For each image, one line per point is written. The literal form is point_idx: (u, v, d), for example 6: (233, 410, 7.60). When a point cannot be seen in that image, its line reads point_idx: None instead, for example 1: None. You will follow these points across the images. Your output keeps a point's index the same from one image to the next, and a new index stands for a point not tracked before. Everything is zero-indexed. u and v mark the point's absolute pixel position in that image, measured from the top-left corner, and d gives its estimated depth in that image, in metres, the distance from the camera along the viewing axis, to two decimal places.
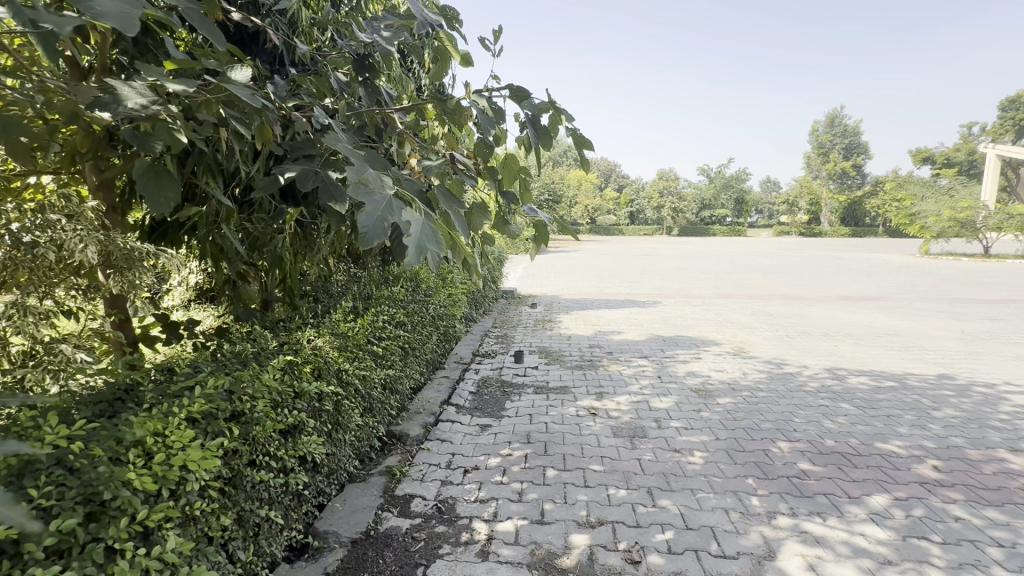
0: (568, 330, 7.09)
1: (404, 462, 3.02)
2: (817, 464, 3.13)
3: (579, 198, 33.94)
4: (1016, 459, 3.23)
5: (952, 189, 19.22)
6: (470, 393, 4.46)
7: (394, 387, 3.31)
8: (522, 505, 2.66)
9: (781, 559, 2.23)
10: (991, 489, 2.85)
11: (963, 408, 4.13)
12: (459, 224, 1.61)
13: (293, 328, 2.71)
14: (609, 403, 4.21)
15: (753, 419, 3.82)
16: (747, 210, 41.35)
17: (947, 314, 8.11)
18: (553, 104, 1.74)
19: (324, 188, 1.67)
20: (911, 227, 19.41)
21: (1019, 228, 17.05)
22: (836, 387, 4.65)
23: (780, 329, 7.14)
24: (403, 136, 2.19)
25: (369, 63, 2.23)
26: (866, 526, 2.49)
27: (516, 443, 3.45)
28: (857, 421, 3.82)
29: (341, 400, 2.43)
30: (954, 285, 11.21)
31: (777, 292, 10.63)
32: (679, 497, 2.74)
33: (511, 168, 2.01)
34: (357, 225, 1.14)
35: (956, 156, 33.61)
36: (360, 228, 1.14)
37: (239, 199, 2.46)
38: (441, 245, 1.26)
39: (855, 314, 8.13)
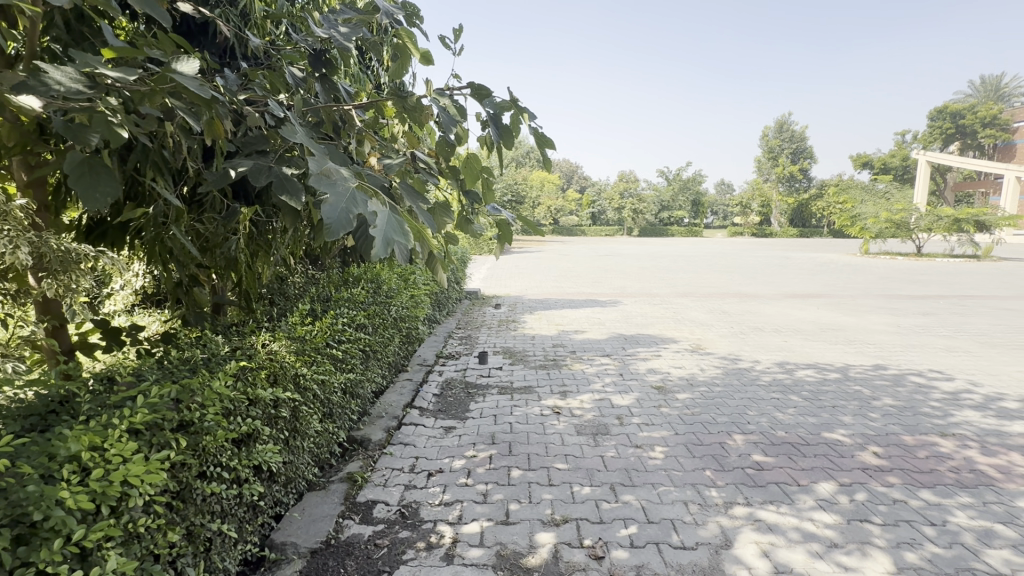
0: (531, 330, 7.12)
1: (365, 468, 2.95)
2: (769, 454, 3.28)
3: (542, 199, 34.17)
4: (945, 443, 3.48)
5: (889, 193, 20.48)
6: (433, 396, 4.41)
7: (355, 391, 3.23)
8: (487, 506, 2.65)
9: (736, 547, 2.32)
10: (924, 472, 3.06)
11: (899, 397, 4.42)
12: (425, 219, 1.59)
13: (247, 332, 2.61)
14: (572, 401, 4.26)
15: (710, 413, 3.95)
16: (703, 211, 42.79)
17: (885, 309, 8.66)
18: (515, 103, 1.75)
19: (279, 183, 1.60)
20: (852, 228, 20.58)
21: (947, 229, 18.37)
22: (786, 380, 4.87)
23: (734, 326, 7.43)
24: (363, 134, 2.15)
25: (325, 59, 2.17)
26: (814, 511, 2.62)
27: (481, 444, 3.44)
28: (805, 412, 4.02)
29: (298, 406, 2.35)
30: (891, 283, 11.97)
31: (732, 291, 11.04)
32: (641, 491, 2.80)
33: (473, 167, 2.01)
34: (320, 216, 1.10)
35: (891, 162, 35.90)
36: (323, 219, 1.11)
37: (187, 199, 2.34)
38: (408, 237, 1.25)
39: (803, 311, 8.54)
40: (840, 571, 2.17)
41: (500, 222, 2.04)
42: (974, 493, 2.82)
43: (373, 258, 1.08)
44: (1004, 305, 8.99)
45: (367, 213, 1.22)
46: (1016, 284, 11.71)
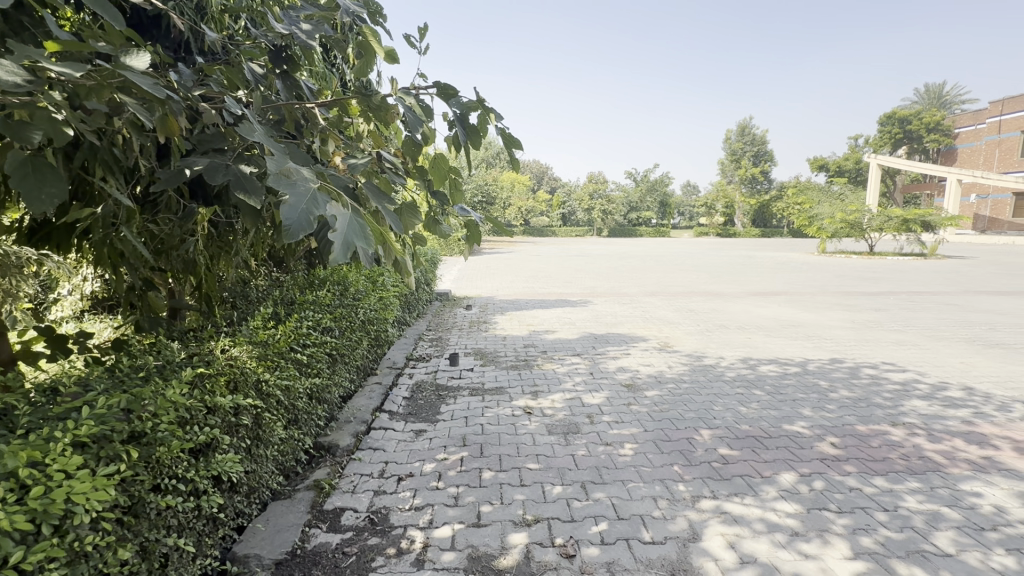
0: (503, 331, 7.12)
1: (333, 475, 2.88)
2: (734, 447, 3.37)
3: (512, 200, 34.27)
4: (897, 432, 3.65)
5: (843, 195, 21.43)
6: (404, 399, 4.35)
7: (321, 396, 3.15)
8: (458, 509, 2.62)
9: (704, 540, 2.38)
10: (877, 460, 3.21)
11: (854, 389, 4.62)
12: (391, 221, 1.56)
13: (205, 337, 2.51)
14: (544, 401, 4.28)
15: (678, 410, 4.04)
16: (670, 211, 43.80)
17: (840, 306, 9.05)
18: (481, 103, 1.74)
19: (237, 183, 1.55)
20: (809, 228, 21.44)
21: (897, 229, 19.36)
22: (749, 376, 5.02)
23: (700, 323, 7.62)
24: (327, 133, 2.10)
25: (286, 55, 2.10)
26: (777, 502, 2.71)
27: (452, 446, 3.41)
28: (767, 406, 4.15)
29: (261, 413, 2.27)
30: (846, 280, 12.52)
31: (698, 289, 11.32)
32: (612, 488, 2.83)
33: (441, 168, 1.99)
34: (278, 218, 1.06)
35: (845, 165, 37.61)
36: (281, 222, 1.07)
37: (141, 199, 2.23)
38: (370, 241, 1.21)
39: (766, 308, 8.84)
40: (801, 558, 2.25)
41: (469, 224, 2.02)
42: (923, 479, 2.97)
43: (334, 262, 1.05)
44: (948, 300, 9.54)
45: (328, 216, 1.18)
46: (959, 280, 12.43)
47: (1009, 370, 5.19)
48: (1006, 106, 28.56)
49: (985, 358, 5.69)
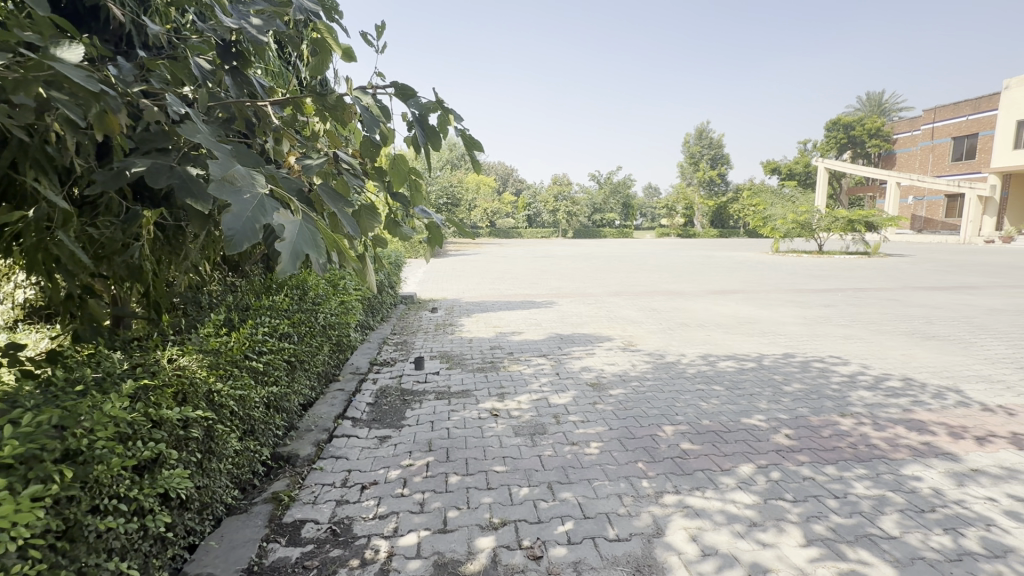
0: (469, 333, 7.09)
1: (292, 486, 2.78)
2: (695, 442, 3.46)
3: (478, 202, 34.17)
4: (845, 422, 3.84)
5: (794, 197, 22.45)
6: (367, 405, 4.26)
7: (279, 404, 3.04)
8: (424, 516, 2.58)
9: (667, 535, 2.42)
10: (828, 449, 3.36)
11: (806, 382, 4.84)
12: (348, 225, 1.52)
13: (151, 347, 2.37)
14: (510, 403, 4.28)
15: (641, 407, 4.12)
16: (632, 213, 44.75)
17: (793, 302, 9.47)
18: (440, 104, 1.72)
19: (182, 187, 1.47)
20: (764, 229, 22.35)
21: (842, 229, 20.43)
22: (709, 372, 5.17)
23: (663, 322, 7.81)
24: (281, 132, 2.03)
25: (236, 51, 2.03)
26: (736, 493, 2.80)
27: (417, 452, 3.36)
28: (726, 401, 4.28)
29: (213, 425, 2.17)
30: (798, 278, 13.11)
31: (660, 289, 11.60)
32: (578, 488, 2.85)
33: (401, 169, 1.95)
34: (221, 227, 1.03)
35: (795, 169, 39.46)
36: (225, 230, 1.03)
37: (78, 201, 2.09)
38: (321, 250, 1.18)
39: (724, 306, 9.15)
40: (759, 548, 2.33)
41: (431, 226, 1.99)
42: (869, 466, 3.13)
43: (280, 272, 1.02)
44: (889, 296, 10.14)
45: (276, 224, 1.15)
46: (899, 276, 13.23)
47: (943, 360, 5.56)
48: (938, 114, 30.67)
49: (922, 349, 6.07)
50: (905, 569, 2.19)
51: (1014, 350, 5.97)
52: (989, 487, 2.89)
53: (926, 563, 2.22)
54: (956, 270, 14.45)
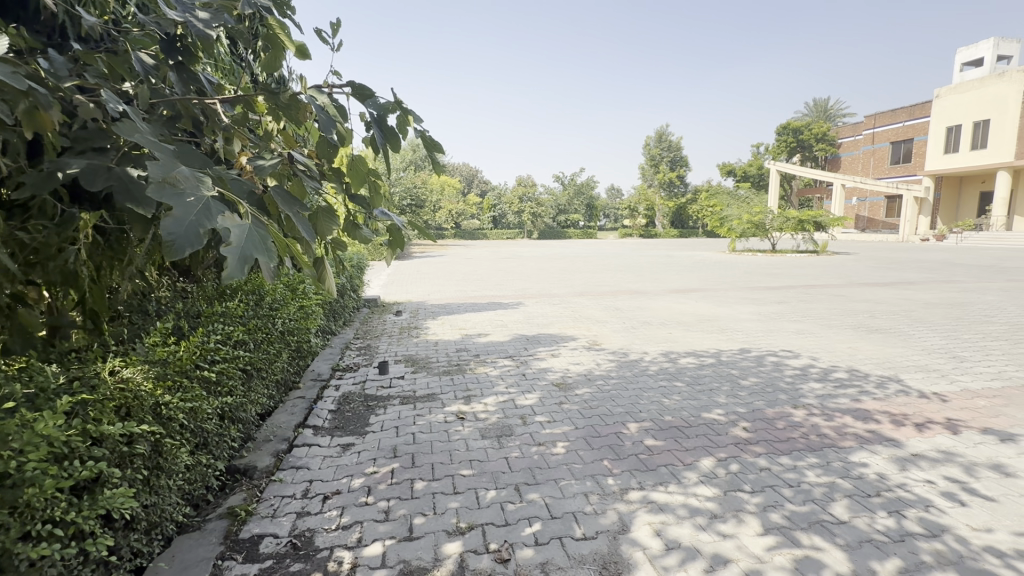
0: (434, 336, 7.01)
1: (250, 500, 2.67)
2: (659, 438, 3.54)
3: (442, 203, 33.90)
4: (798, 413, 4.01)
5: (749, 198, 23.34)
6: (329, 412, 4.14)
7: (234, 415, 2.91)
8: (389, 524, 2.53)
9: (632, 531, 2.47)
10: (782, 440, 3.51)
11: (762, 376, 5.03)
12: (303, 229, 1.47)
13: (91, 359, 2.23)
14: (477, 405, 4.25)
15: (607, 406, 4.18)
16: (596, 214, 45.43)
17: (749, 300, 9.84)
18: (399, 105, 1.69)
19: (121, 188, 1.38)
20: (721, 229, 23.11)
21: (794, 229, 21.40)
22: (671, 369, 5.30)
23: (626, 321, 7.95)
24: (232, 131, 1.95)
25: (182, 46, 1.91)
26: (698, 487, 2.87)
27: (381, 458, 3.29)
28: (687, 396, 4.40)
29: (161, 440, 2.06)
30: (753, 277, 13.63)
31: (623, 288, 11.82)
32: (545, 488, 2.86)
33: (360, 170, 1.91)
34: (161, 232, 0.97)
35: (750, 171, 41.04)
36: (165, 235, 0.98)
37: (6, 203, 1.92)
38: (272, 254, 1.14)
39: (684, 304, 9.40)
40: (720, 539, 2.40)
41: (392, 228, 1.95)
42: (820, 455, 3.29)
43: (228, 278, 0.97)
44: (836, 292, 10.68)
45: (222, 228, 1.10)
46: (845, 274, 13.96)
47: (885, 352, 5.90)
48: (878, 120, 32.59)
49: (867, 342, 6.42)
50: (854, 552, 2.30)
51: (948, 341, 6.40)
52: (927, 470, 3.08)
53: (872, 545, 2.35)
54: (896, 267, 15.39)
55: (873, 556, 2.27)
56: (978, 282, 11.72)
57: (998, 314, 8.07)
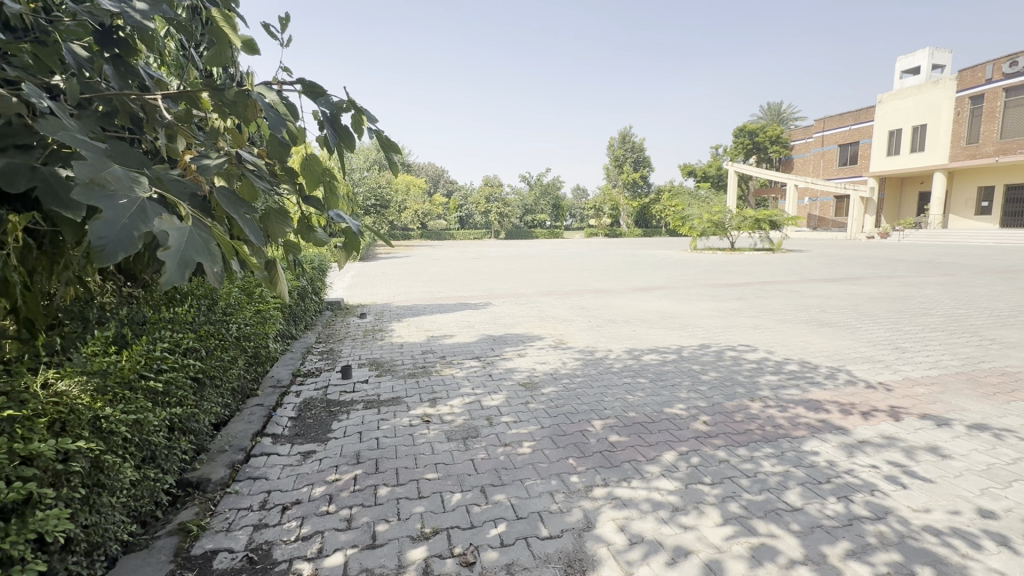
0: (400, 339, 6.90)
1: (202, 514, 2.55)
2: (623, 435, 3.59)
3: (407, 203, 33.46)
4: (755, 405, 4.16)
5: (709, 198, 24.05)
6: (290, 419, 4.01)
7: (185, 426, 2.78)
8: (351, 532, 2.47)
9: (597, 527, 2.49)
10: (740, 432, 3.62)
11: (721, 370, 5.19)
12: (251, 233, 1.40)
13: (20, 370, 2.08)
14: (442, 408, 4.21)
15: (572, 404, 4.21)
16: (562, 213, 45.86)
17: (709, 297, 10.15)
18: (352, 104, 1.64)
19: (48, 190, 1.29)
20: (682, 228, 23.73)
21: (751, 228, 22.20)
22: (635, 366, 5.40)
23: (591, 320, 8.06)
24: (175, 129, 1.85)
25: (118, 38, 1.77)
26: (660, 481, 2.93)
27: (344, 465, 3.21)
28: (650, 392, 4.49)
29: (101, 455, 1.93)
30: (713, 274, 14.06)
31: (589, 287, 11.96)
32: (510, 489, 2.86)
33: (313, 171, 1.85)
34: (89, 235, 0.90)
35: (709, 172, 42.33)
36: (94, 238, 0.91)
37: None
38: (215, 257, 1.08)
39: (647, 302, 9.60)
40: (681, 531, 2.45)
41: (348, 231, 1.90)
42: (775, 445, 3.41)
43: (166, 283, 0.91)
44: (790, 288, 11.14)
45: (160, 230, 1.04)
46: (798, 270, 14.59)
47: (835, 345, 6.19)
48: (827, 124, 34.23)
49: (818, 335, 6.73)
50: (807, 537, 2.40)
51: (891, 333, 6.79)
52: (872, 455, 3.25)
53: (823, 530, 2.45)
54: (844, 263, 16.20)
55: (823, 541, 2.37)
56: (918, 277, 12.48)
57: (936, 306, 8.61)
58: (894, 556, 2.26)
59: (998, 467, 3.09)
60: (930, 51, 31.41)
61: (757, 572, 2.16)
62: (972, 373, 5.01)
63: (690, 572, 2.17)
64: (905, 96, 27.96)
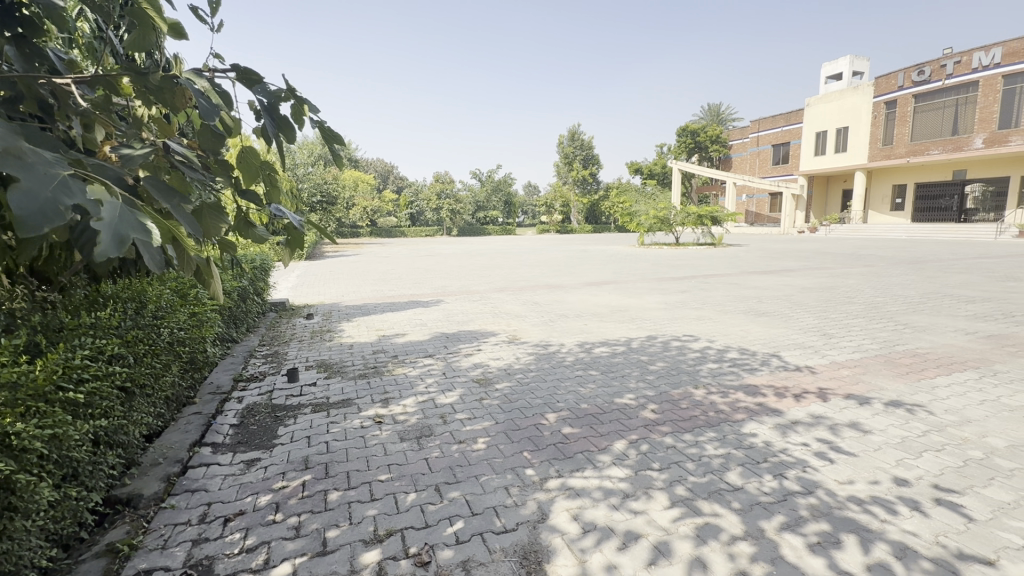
0: (350, 339, 6.72)
1: (134, 533, 2.38)
2: (575, 426, 3.67)
3: (355, 200, 32.51)
4: (698, 392, 4.36)
5: (655, 195, 24.89)
6: (231, 427, 3.81)
7: (111, 439, 2.58)
8: (300, 540, 2.38)
9: (551, 518, 2.53)
10: (686, 418, 3.80)
11: (668, 360, 5.41)
12: (185, 221, 1.34)
13: None
14: (395, 407, 4.14)
15: (526, 398, 4.26)
16: (514, 210, 46.10)
17: (656, 290, 10.52)
18: (292, 93, 1.58)
19: None
20: (630, 224, 24.41)
21: (694, 223, 23.16)
22: (586, 359, 5.52)
23: (544, 315, 8.16)
24: (93, 117, 1.70)
25: (21, 16, 1.60)
26: (611, 469, 3.02)
27: (291, 472, 3.09)
28: (601, 384, 4.60)
29: (13, 475, 1.77)
30: (660, 268, 14.58)
31: (542, 283, 12.10)
32: (466, 486, 2.85)
33: (252, 162, 1.75)
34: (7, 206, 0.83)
35: (655, 169, 43.80)
36: (13, 210, 0.83)
37: None
38: (148, 233, 1.03)
39: (598, 296, 9.82)
40: (632, 516, 2.54)
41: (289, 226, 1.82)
42: (717, 429, 3.59)
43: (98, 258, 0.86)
44: (730, 280, 11.73)
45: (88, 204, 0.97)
46: (737, 264, 15.39)
47: (770, 333, 6.59)
48: (761, 125, 36.25)
49: (755, 324, 7.13)
50: (747, 514, 2.54)
51: (819, 320, 7.30)
52: (803, 434, 3.49)
53: (762, 507, 2.61)
54: (778, 257, 17.24)
55: (762, 517, 2.52)
56: (842, 268, 13.47)
57: (858, 295, 9.32)
58: (823, 525, 2.44)
59: (911, 439, 3.40)
60: (850, 59, 33.89)
61: (702, 550, 2.27)
62: (889, 355, 5.47)
63: (640, 555, 2.25)
64: (829, 100, 30.04)
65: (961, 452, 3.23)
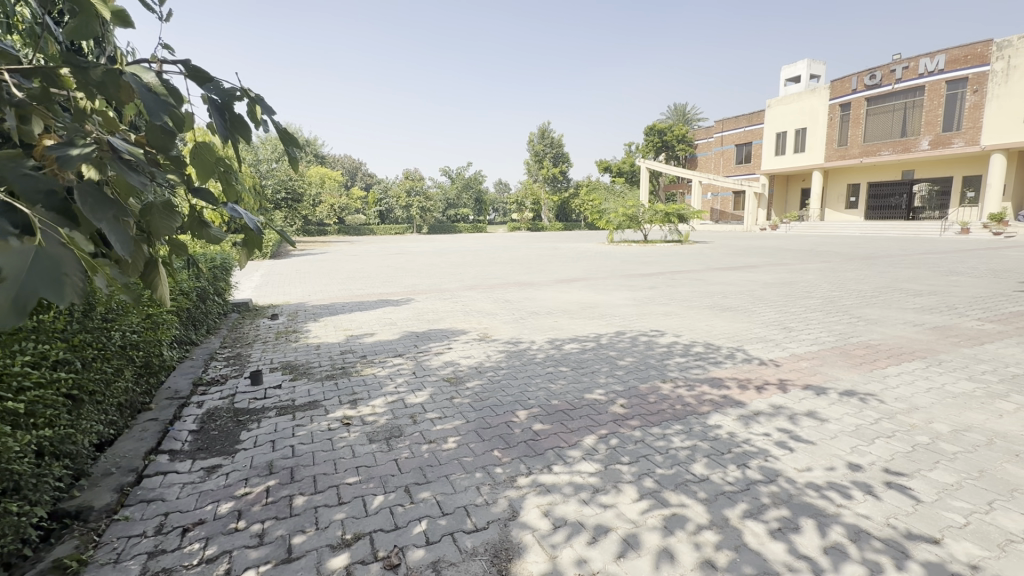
0: (317, 339, 6.56)
1: (83, 548, 2.25)
2: (546, 423, 3.69)
3: (321, 197, 31.73)
4: (666, 386, 4.45)
5: (624, 192, 25.25)
6: (190, 433, 3.66)
7: (58, 449, 2.43)
8: (264, 548, 2.31)
9: (522, 515, 2.54)
10: (654, 412, 3.87)
11: (636, 355, 5.50)
12: (118, 236, 1.25)
13: None
14: (364, 409, 4.07)
15: (497, 396, 4.25)
16: (485, 208, 45.99)
17: (625, 287, 10.68)
18: (246, 93, 1.52)
19: None
20: (600, 222, 24.69)
21: (662, 221, 23.62)
22: (557, 355, 5.56)
23: (515, 312, 8.18)
24: (31, 110, 1.59)
25: None
26: (581, 464, 3.05)
27: (254, 477, 2.99)
28: (572, 380, 4.64)
29: None
30: (629, 265, 14.82)
31: (513, 280, 12.11)
32: (436, 486, 2.83)
33: (205, 160, 1.68)
34: None
35: (624, 168, 44.46)
36: None
37: None
38: (67, 281, 0.98)
39: (568, 293, 9.90)
40: (601, 510, 2.57)
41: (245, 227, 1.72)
42: (684, 422, 3.68)
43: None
44: (696, 277, 12.02)
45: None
46: (703, 260, 15.80)
47: (734, 327, 6.79)
48: (725, 125, 37.25)
49: (720, 319, 7.33)
50: (712, 504, 2.61)
51: (780, 314, 7.56)
52: (765, 425, 3.61)
53: (726, 496, 2.68)
54: (741, 253, 17.78)
55: (726, 506, 2.59)
56: (801, 264, 14.01)
57: (815, 290, 9.71)
58: (783, 512, 2.53)
59: (864, 427, 3.57)
60: (808, 63, 35.22)
61: (669, 541, 2.32)
62: (844, 346, 5.72)
63: (609, 548, 2.28)
64: (789, 102, 31.13)
65: (910, 437, 3.40)
